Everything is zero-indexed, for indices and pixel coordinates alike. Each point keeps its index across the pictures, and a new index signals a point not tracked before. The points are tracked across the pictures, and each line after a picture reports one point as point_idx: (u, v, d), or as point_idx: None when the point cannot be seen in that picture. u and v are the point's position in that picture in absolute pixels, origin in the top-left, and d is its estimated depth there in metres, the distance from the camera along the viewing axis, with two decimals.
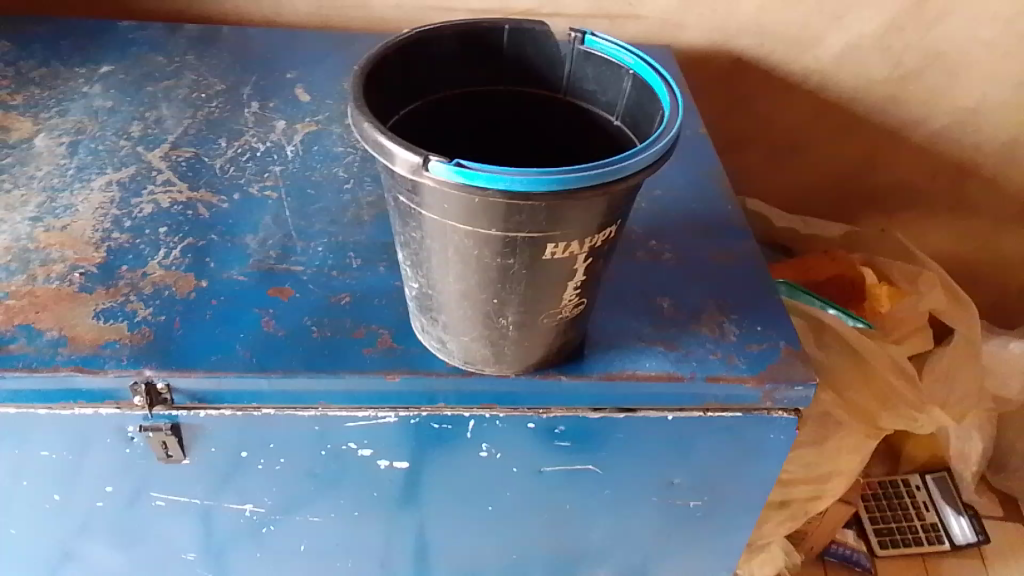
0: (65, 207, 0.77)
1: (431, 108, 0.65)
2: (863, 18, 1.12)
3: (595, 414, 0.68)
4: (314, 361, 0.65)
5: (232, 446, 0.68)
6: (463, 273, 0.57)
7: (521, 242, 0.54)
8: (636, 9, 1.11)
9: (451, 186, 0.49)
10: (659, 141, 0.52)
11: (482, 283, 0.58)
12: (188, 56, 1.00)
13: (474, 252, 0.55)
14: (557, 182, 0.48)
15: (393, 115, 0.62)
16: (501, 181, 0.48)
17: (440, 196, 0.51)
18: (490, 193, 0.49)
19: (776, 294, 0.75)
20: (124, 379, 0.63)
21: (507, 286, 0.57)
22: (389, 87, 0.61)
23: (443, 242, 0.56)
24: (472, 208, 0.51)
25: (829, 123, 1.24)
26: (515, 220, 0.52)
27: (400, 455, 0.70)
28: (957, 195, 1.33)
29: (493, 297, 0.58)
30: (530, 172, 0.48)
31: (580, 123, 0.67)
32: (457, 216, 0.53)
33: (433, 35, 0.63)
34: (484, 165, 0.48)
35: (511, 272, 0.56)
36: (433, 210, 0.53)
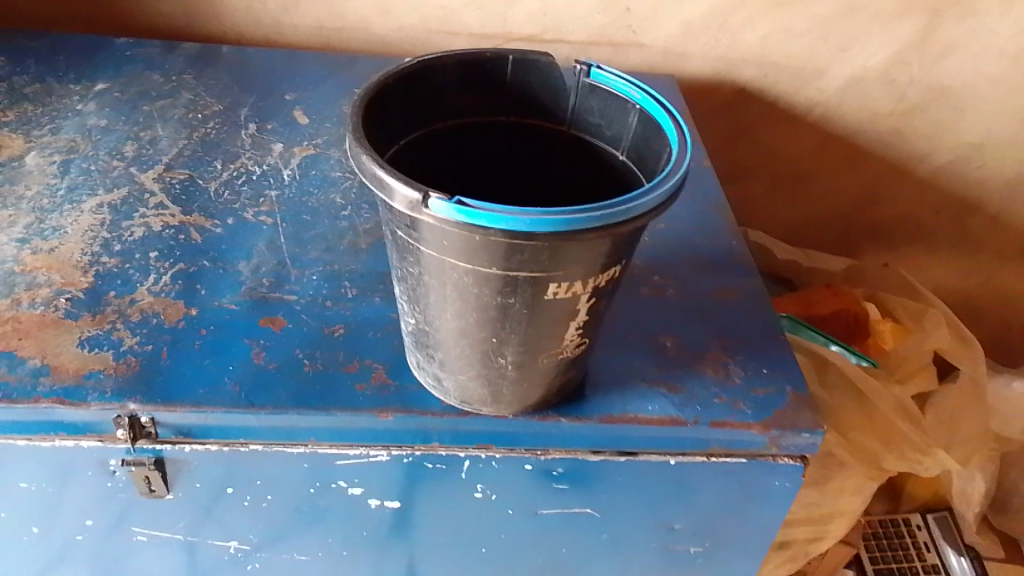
0: (53, 229, 0.75)
1: (433, 138, 0.63)
2: (869, 51, 1.11)
3: (594, 457, 0.66)
4: (304, 397, 0.63)
5: (217, 482, 0.66)
6: (462, 311, 0.55)
7: (523, 282, 0.52)
8: (640, 38, 1.10)
9: (451, 224, 0.47)
10: (667, 181, 0.50)
11: (481, 322, 0.56)
12: (186, 75, 0.99)
13: (473, 290, 0.53)
14: (562, 223, 0.46)
15: (393, 146, 0.60)
16: (504, 221, 0.46)
17: (440, 233, 0.49)
18: (491, 232, 0.47)
19: (782, 335, 0.73)
20: (106, 412, 0.61)
21: (507, 325, 0.55)
22: (389, 116, 0.59)
23: (441, 279, 0.54)
24: (472, 247, 0.50)
25: (832, 156, 1.23)
26: (516, 259, 0.50)
27: (392, 494, 0.68)
28: (961, 230, 1.31)
29: (492, 336, 0.56)
30: (534, 212, 0.46)
31: (585, 158, 0.65)
32: (457, 254, 0.51)
33: (437, 64, 0.61)
34: (485, 204, 0.46)
35: (511, 311, 0.54)
36: (432, 246, 0.51)
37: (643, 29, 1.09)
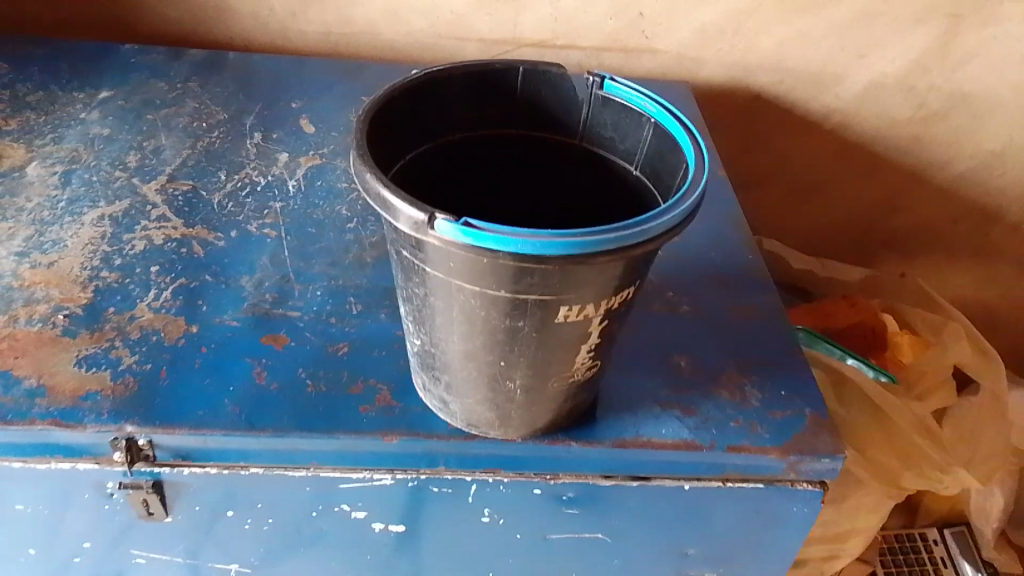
0: (53, 242, 0.73)
1: (440, 152, 0.62)
2: (887, 58, 1.08)
3: (605, 481, 0.63)
4: (306, 419, 0.61)
5: (216, 505, 0.64)
6: (469, 334, 0.53)
7: (532, 305, 0.50)
8: (653, 43, 1.08)
9: (457, 245, 0.45)
10: (684, 201, 0.47)
11: (488, 345, 0.53)
12: (191, 82, 0.97)
13: (481, 313, 0.51)
14: (574, 245, 0.44)
15: (399, 160, 0.59)
16: (512, 243, 0.44)
17: (445, 255, 0.47)
18: (499, 254, 0.45)
19: (800, 354, 0.71)
20: (103, 434, 0.59)
21: (516, 348, 0.53)
22: (394, 131, 0.57)
23: (448, 301, 0.52)
24: (480, 269, 0.47)
25: (849, 164, 1.20)
26: (525, 282, 0.48)
27: (396, 518, 0.66)
28: (982, 240, 1.28)
29: (500, 359, 0.54)
30: (544, 234, 0.44)
31: (599, 172, 0.63)
32: (463, 276, 0.49)
33: (444, 76, 0.59)
34: (493, 226, 0.44)
35: (520, 335, 0.52)
36: (438, 268, 0.49)
37: (656, 35, 1.07)
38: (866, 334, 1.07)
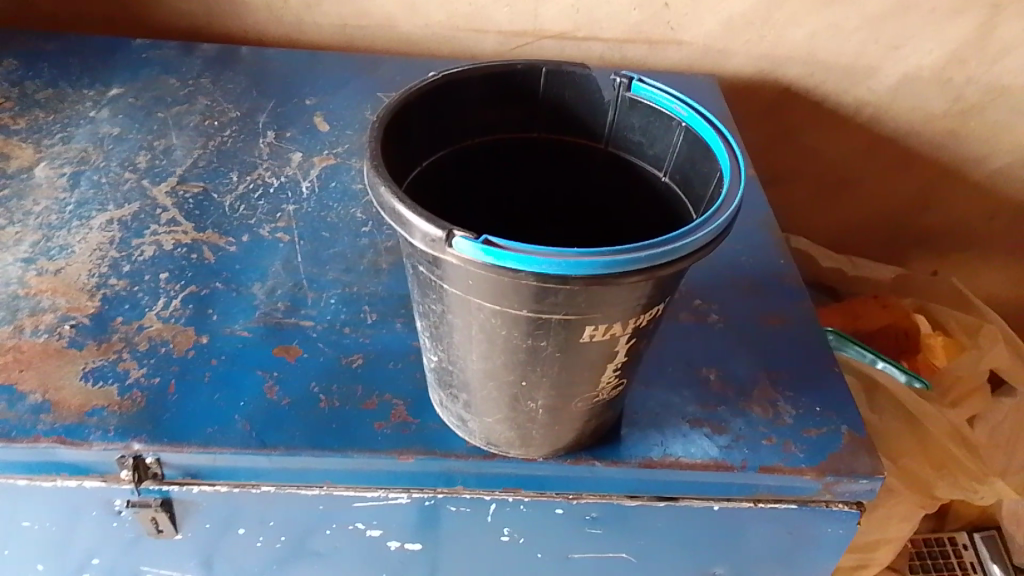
0: (60, 248, 0.71)
1: (458, 157, 0.59)
2: (923, 49, 1.03)
3: (630, 502, 0.61)
4: (319, 436, 0.59)
5: (227, 523, 0.62)
6: (488, 353, 0.50)
7: (555, 325, 0.47)
8: (679, 35, 1.04)
9: (477, 264, 0.43)
10: (717, 216, 0.44)
11: (510, 364, 0.51)
12: (203, 79, 0.95)
13: (501, 332, 0.48)
14: (602, 265, 0.41)
15: (415, 167, 0.56)
16: (536, 263, 0.41)
17: (464, 273, 0.44)
18: (521, 274, 0.42)
19: (834, 366, 0.68)
20: (109, 452, 0.57)
21: (538, 368, 0.50)
22: (411, 136, 0.54)
23: (466, 319, 0.49)
24: (500, 288, 0.45)
25: (881, 160, 1.16)
26: (549, 301, 0.45)
27: (412, 537, 0.64)
28: (1018, 237, 1.24)
29: (521, 379, 0.52)
30: (570, 254, 0.41)
31: (625, 179, 0.60)
32: (482, 294, 0.46)
33: (461, 79, 0.56)
34: (515, 245, 0.41)
35: (542, 355, 0.49)
36: (456, 285, 0.46)
37: (681, 26, 1.03)
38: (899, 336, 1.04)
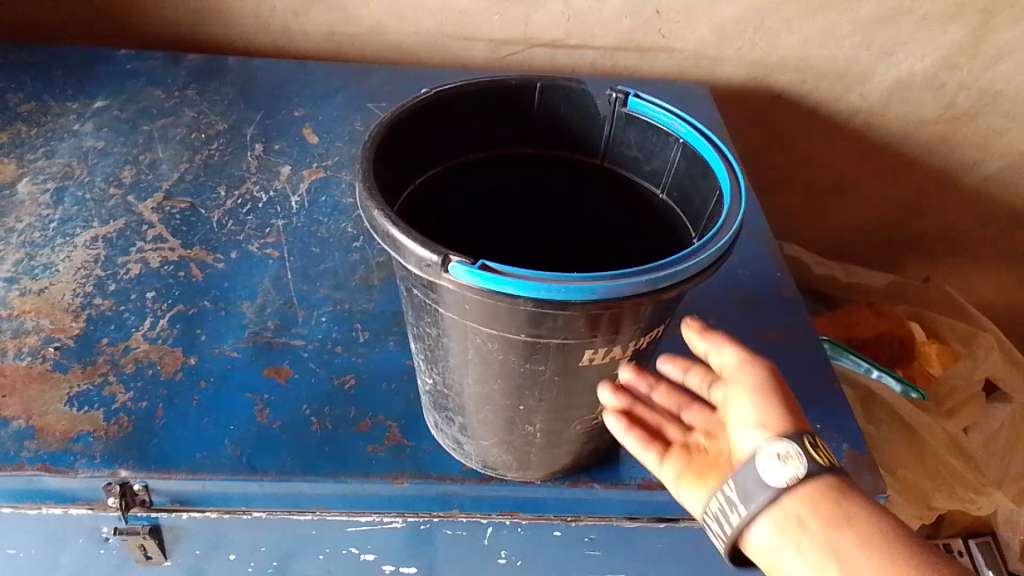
0: (43, 267, 0.69)
1: (452, 173, 0.58)
2: (916, 55, 1.03)
3: (630, 523, 0.60)
4: (311, 461, 0.57)
5: (217, 549, 0.61)
6: (485, 376, 0.49)
7: (554, 348, 0.46)
8: (670, 42, 1.03)
9: (473, 290, 0.41)
10: (718, 237, 0.43)
11: (506, 388, 0.50)
12: (189, 90, 0.93)
13: (499, 357, 0.47)
14: (602, 290, 0.40)
15: (408, 184, 0.55)
16: (535, 289, 0.40)
17: (461, 298, 0.43)
18: (518, 299, 0.41)
19: (832, 382, 0.67)
20: (96, 480, 0.55)
21: (535, 392, 0.49)
22: (403, 154, 0.53)
23: (463, 343, 0.48)
24: (498, 314, 0.43)
25: (874, 166, 1.16)
26: (548, 327, 0.44)
27: (406, 560, 0.63)
28: (1011, 241, 1.24)
29: (519, 404, 0.51)
30: (570, 279, 0.40)
31: (621, 194, 0.59)
32: (479, 319, 0.45)
33: (456, 94, 0.54)
34: (513, 270, 0.40)
35: (540, 378, 0.48)
36: (452, 309, 0.45)
37: (673, 33, 1.02)
38: (893, 345, 1.04)
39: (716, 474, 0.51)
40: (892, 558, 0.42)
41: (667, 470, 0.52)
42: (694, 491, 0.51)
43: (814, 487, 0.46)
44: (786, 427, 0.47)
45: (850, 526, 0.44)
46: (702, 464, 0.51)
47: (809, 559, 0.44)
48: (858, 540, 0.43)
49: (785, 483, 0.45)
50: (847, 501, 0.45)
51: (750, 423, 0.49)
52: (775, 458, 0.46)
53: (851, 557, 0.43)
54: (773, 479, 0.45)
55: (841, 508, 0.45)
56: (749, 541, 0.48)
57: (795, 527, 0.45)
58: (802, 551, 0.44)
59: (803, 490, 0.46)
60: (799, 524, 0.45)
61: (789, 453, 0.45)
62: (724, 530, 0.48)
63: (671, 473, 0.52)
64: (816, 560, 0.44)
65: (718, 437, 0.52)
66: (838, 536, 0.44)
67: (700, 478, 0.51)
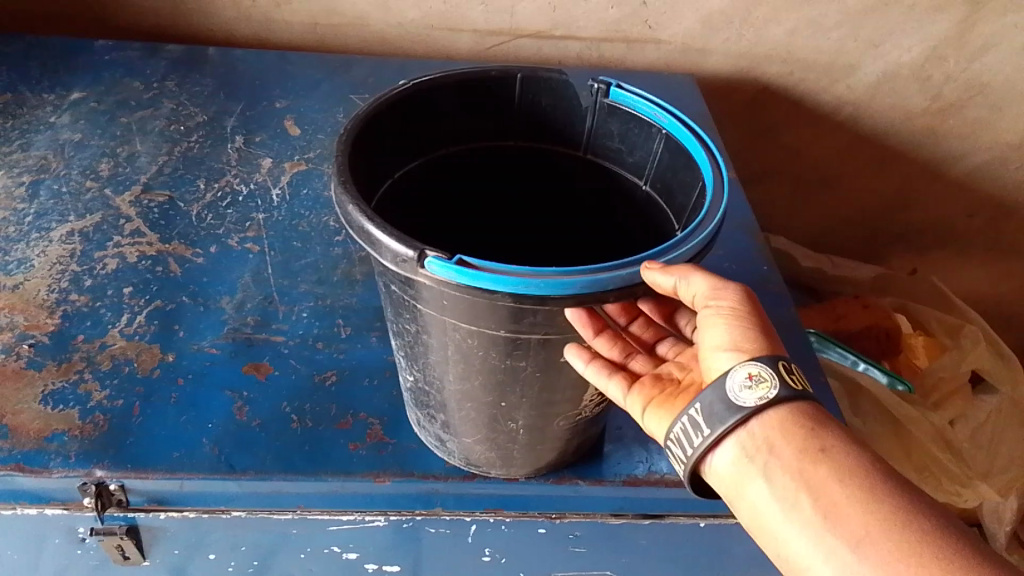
0: (18, 262, 0.68)
1: (434, 166, 0.57)
2: (903, 46, 1.02)
3: (615, 520, 0.60)
4: (291, 459, 0.56)
5: (197, 549, 0.60)
6: (465, 373, 0.48)
7: (536, 343, 0.45)
8: (656, 33, 1.01)
9: (452, 286, 0.40)
10: (700, 230, 0.43)
11: (487, 385, 0.49)
12: (168, 82, 0.91)
13: (479, 354, 0.46)
14: (583, 284, 0.39)
15: (387, 179, 0.54)
16: (514, 284, 0.39)
17: (439, 294, 0.42)
18: (497, 296, 0.40)
19: (818, 376, 0.67)
20: (71, 480, 0.54)
21: (517, 389, 0.49)
22: (381, 150, 0.52)
23: (442, 339, 0.47)
24: (477, 310, 0.42)
25: (860, 158, 1.15)
26: (528, 322, 0.43)
27: (389, 559, 0.62)
28: (997, 234, 1.24)
29: (500, 401, 0.50)
30: (549, 273, 0.39)
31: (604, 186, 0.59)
32: (458, 315, 0.44)
33: (433, 87, 0.53)
34: (491, 264, 0.39)
35: (521, 375, 0.47)
36: (431, 305, 0.44)
37: (660, 24, 1.00)
38: (880, 337, 1.03)
39: (684, 399, 0.48)
40: (870, 496, 0.40)
41: (632, 401, 0.49)
42: (661, 421, 0.48)
43: (786, 413, 0.44)
44: (760, 350, 0.44)
45: (825, 458, 0.42)
46: (668, 395, 0.49)
47: (778, 488, 0.43)
48: (833, 472, 0.42)
49: (755, 405, 0.43)
50: (823, 431, 0.43)
51: (722, 347, 0.45)
52: (746, 379, 0.43)
53: (824, 491, 0.41)
54: (743, 401, 0.43)
55: (816, 439, 0.43)
56: (709, 466, 0.46)
57: (762, 451, 0.43)
58: (771, 480, 0.43)
59: (774, 414, 0.44)
60: (767, 448, 0.43)
61: (761, 375, 0.43)
62: (685, 453, 0.46)
63: (637, 403, 0.49)
64: (788, 488, 0.42)
65: (691, 368, 0.50)
66: (813, 468, 0.42)
67: (667, 405, 0.48)
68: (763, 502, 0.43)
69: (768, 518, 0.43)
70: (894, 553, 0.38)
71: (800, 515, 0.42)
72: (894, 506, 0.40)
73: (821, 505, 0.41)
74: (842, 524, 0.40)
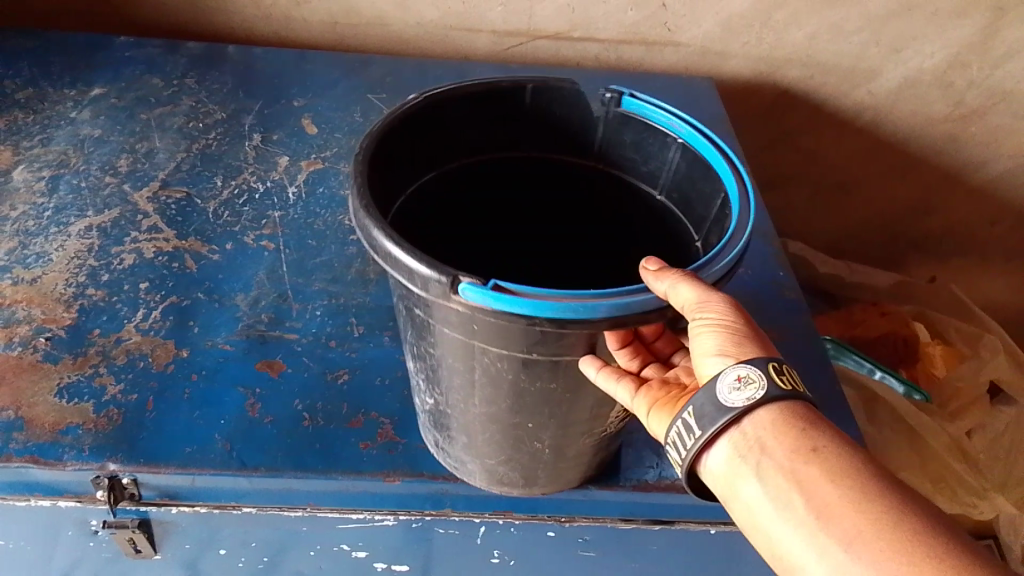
0: (36, 256, 0.69)
1: (445, 183, 0.57)
2: (926, 52, 1.01)
3: (625, 524, 0.60)
4: (301, 458, 0.56)
5: (207, 544, 0.61)
6: (492, 396, 0.48)
7: (562, 364, 0.44)
8: (675, 35, 1.01)
9: (489, 313, 0.39)
10: (728, 249, 0.43)
11: (515, 407, 0.48)
12: (188, 79, 0.92)
13: (508, 376, 0.46)
14: (610, 305, 0.39)
15: (399, 193, 0.53)
16: (552, 309, 0.38)
17: (469, 318, 0.41)
18: (535, 321, 0.39)
19: (832, 385, 0.66)
20: (83, 473, 0.55)
21: (541, 408, 0.48)
22: (392, 163, 0.51)
23: (468, 363, 0.46)
24: (509, 334, 0.42)
25: (880, 164, 1.14)
26: (558, 344, 0.42)
27: (399, 558, 0.62)
28: (1017, 243, 1.23)
29: (528, 421, 0.49)
30: (586, 296, 0.38)
31: (615, 199, 0.58)
32: (488, 338, 0.43)
33: (446, 98, 0.53)
34: (527, 289, 0.39)
35: (548, 395, 0.47)
36: (459, 329, 0.43)
37: (679, 27, 1.00)
38: (896, 345, 1.02)
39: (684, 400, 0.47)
40: (863, 497, 0.38)
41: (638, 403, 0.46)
42: (664, 423, 0.46)
43: (777, 413, 0.42)
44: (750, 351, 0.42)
45: (817, 457, 0.40)
46: (671, 397, 0.47)
47: (770, 488, 0.41)
48: (825, 472, 0.40)
49: (744, 407, 0.41)
50: (814, 430, 0.41)
51: (710, 353, 0.43)
52: (735, 381, 0.41)
53: (816, 490, 0.39)
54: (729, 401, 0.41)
55: (807, 438, 0.41)
56: (705, 466, 0.44)
57: (753, 451, 0.41)
58: (763, 479, 0.41)
59: (764, 414, 0.42)
60: (758, 449, 0.41)
61: (749, 376, 0.41)
62: (680, 456, 0.44)
63: (642, 406, 0.46)
64: (778, 488, 0.40)
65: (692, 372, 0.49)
66: (804, 467, 0.40)
67: (669, 406, 0.47)
68: (755, 502, 0.41)
69: (761, 517, 0.41)
70: (887, 554, 0.36)
71: (793, 515, 0.40)
72: (887, 506, 0.38)
73: (813, 505, 0.39)
74: (835, 524, 0.38)
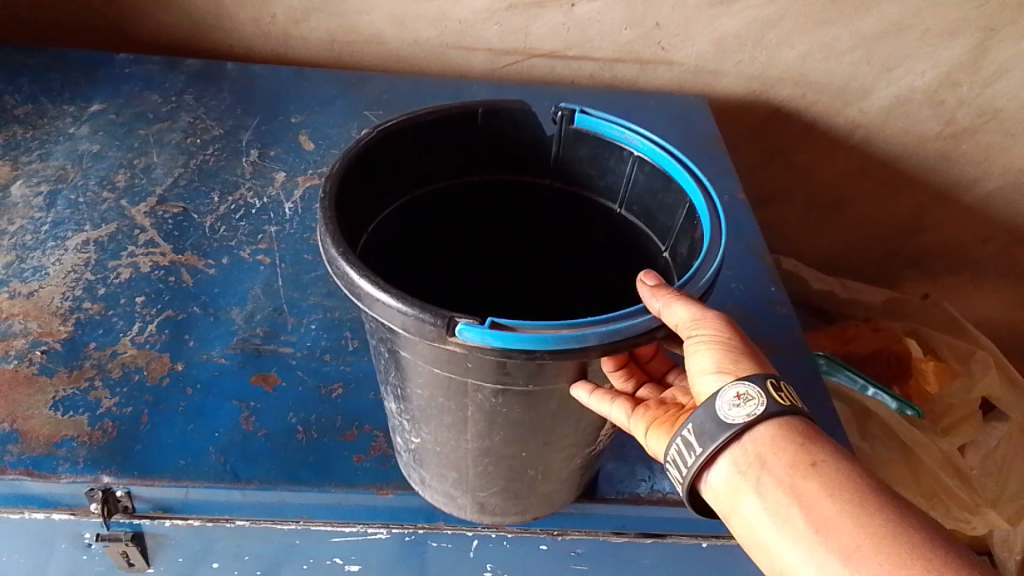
0: (34, 269, 0.69)
1: (430, 204, 0.56)
2: (916, 71, 1.02)
3: (616, 537, 0.60)
4: (295, 470, 0.57)
5: (200, 557, 0.61)
6: (487, 431, 0.47)
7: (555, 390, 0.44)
8: (670, 54, 1.02)
9: (488, 352, 0.39)
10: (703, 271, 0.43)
11: (509, 440, 0.48)
12: (186, 96, 0.93)
13: (502, 411, 0.45)
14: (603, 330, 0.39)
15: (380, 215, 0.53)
16: (551, 341, 0.38)
17: (465, 357, 0.41)
18: (535, 354, 0.39)
19: (822, 400, 0.67)
20: (78, 485, 0.55)
21: (535, 437, 0.48)
22: (369, 185, 0.51)
23: (461, 402, 0.45)
24: (504, 369, 0.41)
25: (871, 181, 1.15)
26: (553, 373, 0.42)
27: (392, 571, 0.63)
28: (1009, 259, 1.23)
29: (521, 451, 0.49)
30: (581, 325, 0.38)
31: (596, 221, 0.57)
32: (483, 375, 0.42)
33: (423, 122, 0.52)
34: (525, 324, 0.38)
35: (535, 424, 0.46)
36: (451, 368, 0.42)
37: (673, 46, 1.01)
38: (890, 361, 1.03)
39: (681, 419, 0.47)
40: (861, 510, 0.39)
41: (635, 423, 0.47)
42: (662, 442, 0.47)
43: (776, 428, 0.42)
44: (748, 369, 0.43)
45: (816, 472, 0.40)
46: (669, 415, 0.48)
47: (769, 503, 0.41)
48: (823, 487, 0.40)
49: (744, 423, 0.41)
50: (813, 445, 0.41)
51: (706, 371, 0.43)
52: (734, 399, 0.41)
53: (815, 505, 0.40)
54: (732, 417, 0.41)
55: (807, 453, 0.41)
56: (705, 483, 0.44)
57: (754, 468, 0.41)
58: (763, 495, 0.41)
59: (764, 430, 0.42)
60: (759, 464, 0.41)
61: (749, 394, 0.41)
62: (681, 473, 0.44)
63: (639, 426, 0.47)
64: (777, 504, 0.41)
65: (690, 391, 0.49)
66: (802, 482, 0.40)
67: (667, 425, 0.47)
68: (755, 517, 0.42)
69: (761, 532, 0.42)
70: (886, 566, 0.37)
71: (792, 530, 0.40)
72: (884, 519, 0.38)
73: (812, 520, 0.40)
74: (834, 538, 0.39)
